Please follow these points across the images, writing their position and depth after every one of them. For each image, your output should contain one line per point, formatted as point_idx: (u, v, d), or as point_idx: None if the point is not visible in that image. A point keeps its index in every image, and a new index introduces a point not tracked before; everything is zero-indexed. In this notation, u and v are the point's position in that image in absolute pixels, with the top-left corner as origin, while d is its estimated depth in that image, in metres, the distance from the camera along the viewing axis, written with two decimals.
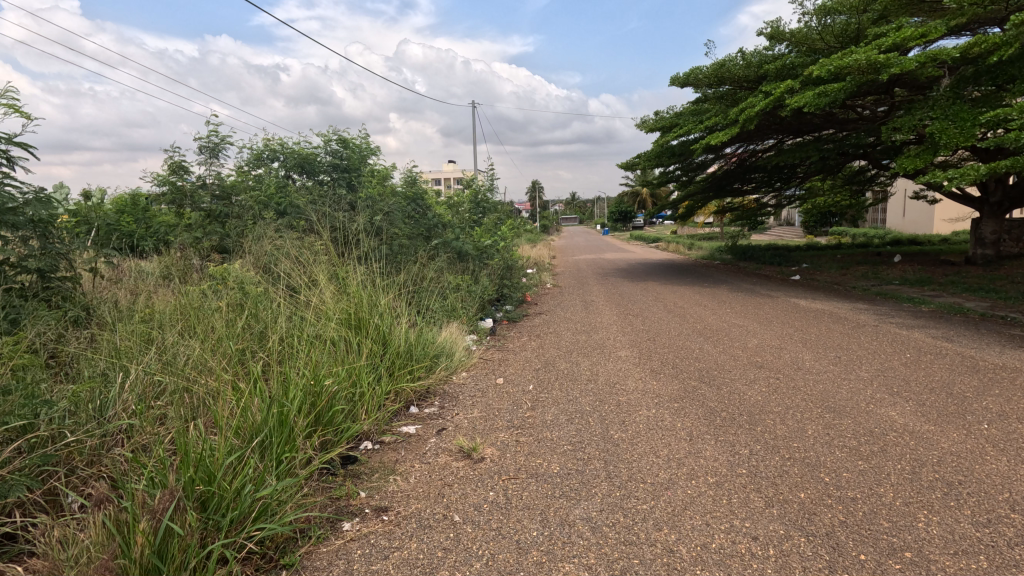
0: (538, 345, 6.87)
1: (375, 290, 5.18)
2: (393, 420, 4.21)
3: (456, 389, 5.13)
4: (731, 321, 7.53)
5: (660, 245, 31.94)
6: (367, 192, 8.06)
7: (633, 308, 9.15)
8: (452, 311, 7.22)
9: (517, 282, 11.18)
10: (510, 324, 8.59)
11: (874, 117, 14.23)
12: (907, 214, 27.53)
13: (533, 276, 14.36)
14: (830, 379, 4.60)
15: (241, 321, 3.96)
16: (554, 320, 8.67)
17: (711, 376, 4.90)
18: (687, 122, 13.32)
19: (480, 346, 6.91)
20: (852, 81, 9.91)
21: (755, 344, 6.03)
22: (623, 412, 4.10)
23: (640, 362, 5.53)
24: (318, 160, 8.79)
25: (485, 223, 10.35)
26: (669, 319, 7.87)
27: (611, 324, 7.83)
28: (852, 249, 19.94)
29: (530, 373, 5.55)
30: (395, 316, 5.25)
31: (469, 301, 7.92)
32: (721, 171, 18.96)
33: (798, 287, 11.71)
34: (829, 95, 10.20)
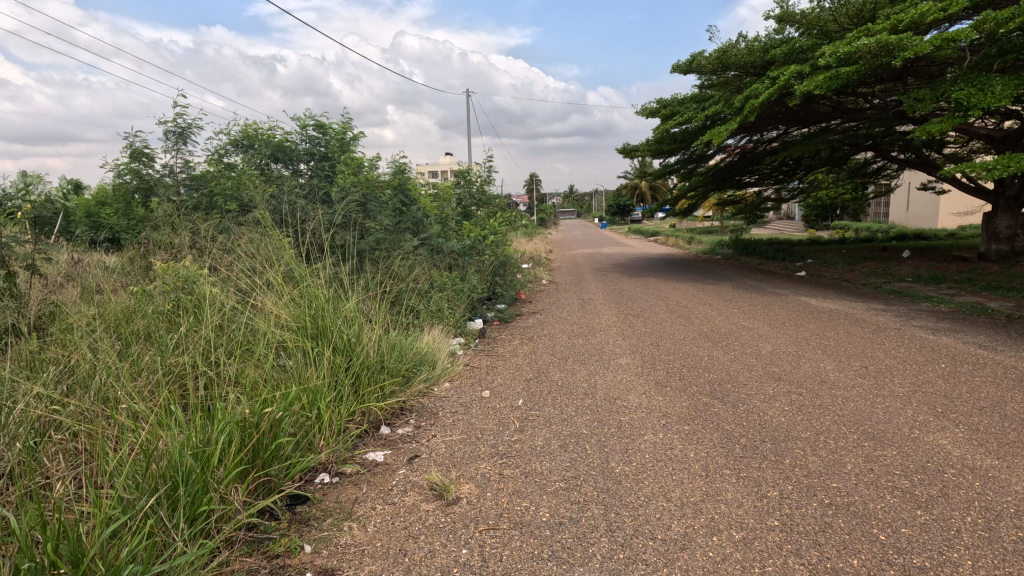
0: (529, 350, 6.29)
1: (344, 293, 4.58)
2: (358, 446, 3.63)
3: (436, 405, 4.54)
4: (739, 322, 6.95)
5: (659, 239, 31.37)
6: (346, 182, 7.44)
7: (632, 308, 8.58)
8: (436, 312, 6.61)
9: (511, 279, 10.58)
10: (501, 325, 8.01)
11: (884, 106, 13.61)
12: (911, 208, 26.94)
13: (528, 272, 13.77)
14: (861, 397, 4.03)
15: (176, 332, 3.38)
16: (548, 321, 8.10)
17: (723, 391, 4.32)
18: (688, 111, 12.67)
19: (466, 351, 6.33)
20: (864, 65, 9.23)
21: (769, 351, 5.44)
22: (625, 437, 3.52)
23: (643, 372, 4.95)
24: (294, 146, 8.15)
25: (475, 216, 9.73)
26: (672, 321, 7.29)
27: (610, 326, 7.24)
28: (857, 244, 19.38)
29: (519, 383, 4.98)
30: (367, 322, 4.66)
31: (456, 301, 7.35)
32: (722, 163, 18.34)
33: (806, 285, 11.15)
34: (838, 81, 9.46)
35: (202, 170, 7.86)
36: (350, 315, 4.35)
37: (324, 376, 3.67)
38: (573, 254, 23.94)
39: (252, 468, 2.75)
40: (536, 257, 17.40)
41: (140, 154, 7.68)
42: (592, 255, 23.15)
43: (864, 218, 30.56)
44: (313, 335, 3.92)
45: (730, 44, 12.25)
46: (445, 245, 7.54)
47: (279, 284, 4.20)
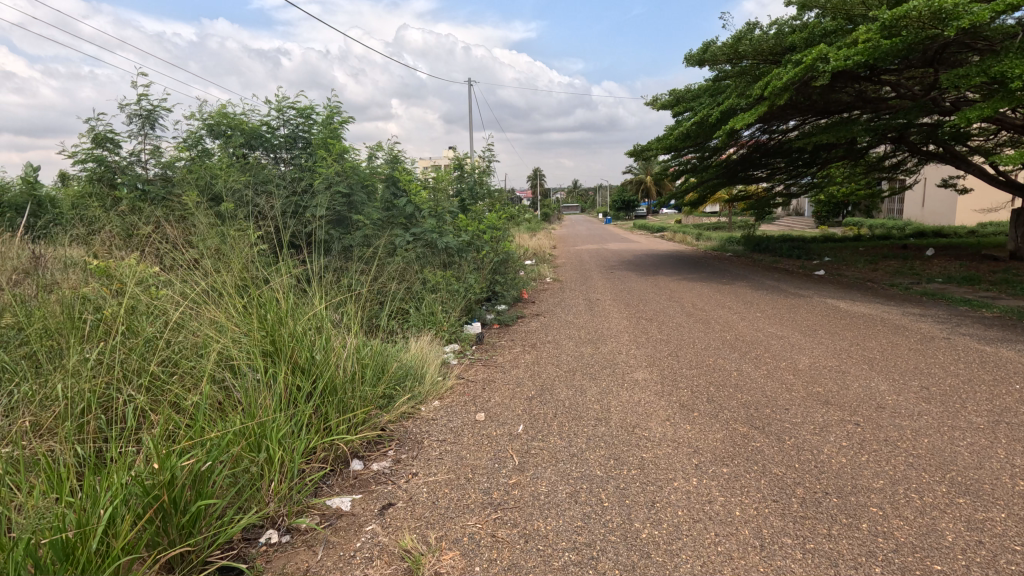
0: (532, 360, 5.60)
1: (313, 300, 3.90)
2: (319, 491, 2.95)
3: (422, 430, 3.86)
4: (765, 329, 6.25)
5: (665, 235, 30.60)
6: (329, 172, 6.75)
7: (645, 310, 7.87)
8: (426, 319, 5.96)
9: (512, 277, 9.90)
10: (500, 329, 7.33)
11: (910, 96, 12.81)
12: (927, 204, 26.07)
13: (531, 270, 13.07)
14: (933, 429, 3.31)
15: (87, 352, 2.72)
16: (552, 325, 7.41)
17: (762, 418, 3.62)
18: (702, 103, 11.86)
19: (460, 360, 5.65)
20: (907, 36, 8.50)
21: (806, 366, 4.74)
22: (650, 484, 2.84)
23: (663, 391, 4.27)
24: (272, 132, 7.47)
25: (473, 209, 9.01)
26: (690, 327, 6.59)
27: (621, 332, 6.55)
28: (874, 242, 18.58)
29: (520, 403, 4.30)
30: (340, 332, 3.98)
31: (452, 303, 6.67)
32: (735, 156, 17.56)
33: (828, 285, 10.42)
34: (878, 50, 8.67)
35: (175, 158, 7.22)
36: (316, 325, 3.65)
37: (278, 403, 2.99)
38: (578, 250, 23.26)
39: (162, 542, 2.07)
40: (540, 254, 16.72)
41: (103, 139, 7.05)
42: (597, 251, 22.45)
43: (876, 215, 29.71)
44: (268, 350, 3.22)
45: (746, 32, 11.39)
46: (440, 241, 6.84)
47: (231, 288, 3.49)
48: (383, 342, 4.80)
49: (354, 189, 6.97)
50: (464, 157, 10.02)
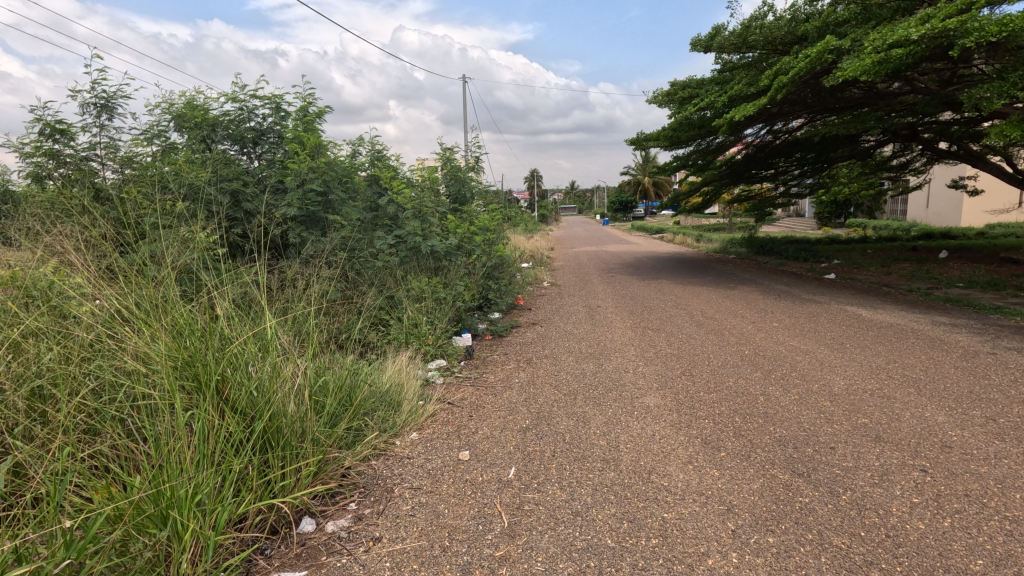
0: (527, 379, 4.95)
1: (261, 322, 3.25)
2: (251, 568, 2.30)
3: (394, 473, 3.21)
4: (785, 343, 5.64)
5: (664, 236, 30.02)
6: (303, 168, 6.11)
7: (651, 319, 7.26)
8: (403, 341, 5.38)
9: (507, 281, 9.29)
10: (493, 341, 6.70)
11: (924, 91, 12.21)
12: (932, 205, 25.56)
13: (528, 274, 12.45)
14: (1021, 480, 2.68)
15: None
16: (550, 336, 6.76)
17: (804, 462, 2.98)
18: (709, 92, 11.16)
19: (446, 380, 5.02)
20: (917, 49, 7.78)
21: (842, 390, 4.11)
22: (674, 561, 2.20)
23: (679, 422, 3.65)
24: (242, 125, 6.81)
25: (465, 209, 8.37)
26: (702, 340, 5.96)
27: (626, 345, 5.92)
28: (881, 244, 18.02)
29: (511, 436, 3.66)
30: (296, 358, 3.34)
31: (439, 312, 6.02)
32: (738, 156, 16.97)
33: (842, 291, 9.81)
34: (889, 65, 7.96)
35: (134, 154, 6.57)
36: (260, 352, 3.00)
37: (199, 456, 2.33)
38: (576, 251, 22.64)
39: None
40: (537, 256, 16.09)
41: (53, 132, 6.38)
42: (596, 253, 21.86)
43: (879, 215, 29.20)
44: (192, 386, 2.57)
45: (755, 19, 10.79)
46: (426, 245, 6.19)
47: (154, 307, 2.84)
48: (354, 364, 4.16)
49: (332, 189, 6.35)
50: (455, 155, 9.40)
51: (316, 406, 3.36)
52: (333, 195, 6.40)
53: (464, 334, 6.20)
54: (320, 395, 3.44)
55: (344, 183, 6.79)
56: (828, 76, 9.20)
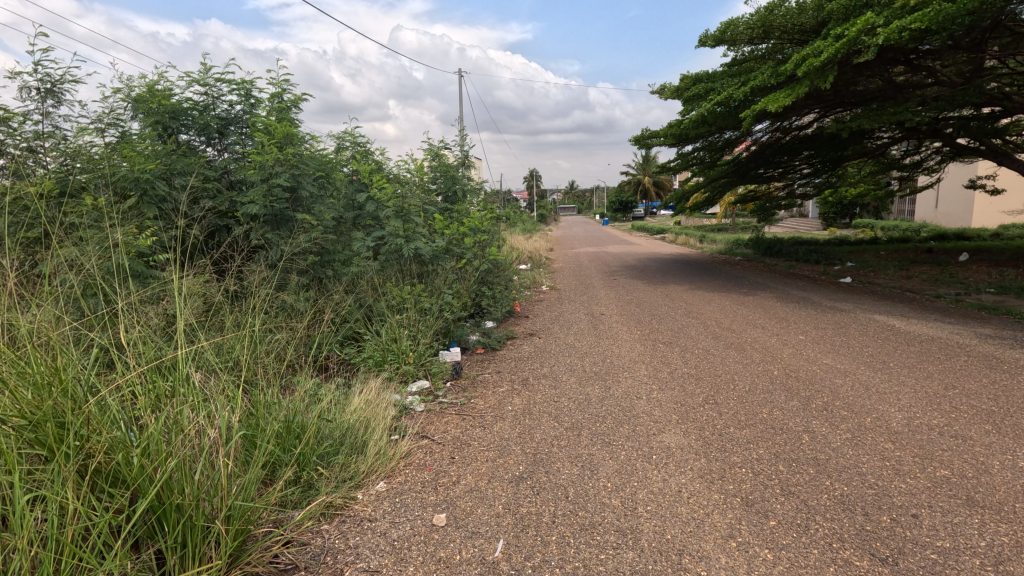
0: (521, 408, 4.22)
1: (172, 356, 2.50)
2: None
3: (345, 546, 2.49)
4: (819, 362, 4.93)
5: (666, 236, 29.29)
6: (272, 161, 5.39)
7: (661, 330, 6.56)
8: (382, 361, 4.72)
9: (503, 285, 8.60)
10: (485, 355, 6.01)
11: (947, 84, 11.51)
12: (941, 205, 24.94)
13: (525, 277, 11.75)
14: None
15: None
16: (549, 350, 6.04)
17: (886, 541, 2.26)
18: (725, 86, 10.29)
19: (428, 407, 4.32)
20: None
21: (902, 426, 3.40)
22: None
23: (710, 472, 2.94)
24: (204, 112, 6.08)
25: (456, 208, 7.68)
26: (723, 357, 5.25)
27: (636, 363, 5.20)
28: (894, 246, 17.31)
29: (501, 489, 2.95)
30: (220, 401, 2.59)
31: (424, 326, 5.29)
32: (746, 154, 16.26)
33: (863, 297, 9.10)
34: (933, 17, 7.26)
35: (82, 145, 5.82)
36: (164, 394, 2.27)
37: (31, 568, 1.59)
38: (575, 253, 21.84)
39: None
40: (535, 258, 15.33)
41: None
42: (597, 254, 21.04)
43: (886, 215, 28.58)
44: (43, 453, 1.82)
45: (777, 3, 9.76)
46: (408, 249, 5.45)
47: (8, 338, 2.07)
48: (311, 397, 3.44)
49: (303, 185, 5.62)
50: (445, 150, 8.68)
51: (249, 458, 2.63)
52: (305, 192, 5.67)
53: (453, 348, 5.47)
54: (255, 444, 2.71)
55: (318, 179, 6.06)
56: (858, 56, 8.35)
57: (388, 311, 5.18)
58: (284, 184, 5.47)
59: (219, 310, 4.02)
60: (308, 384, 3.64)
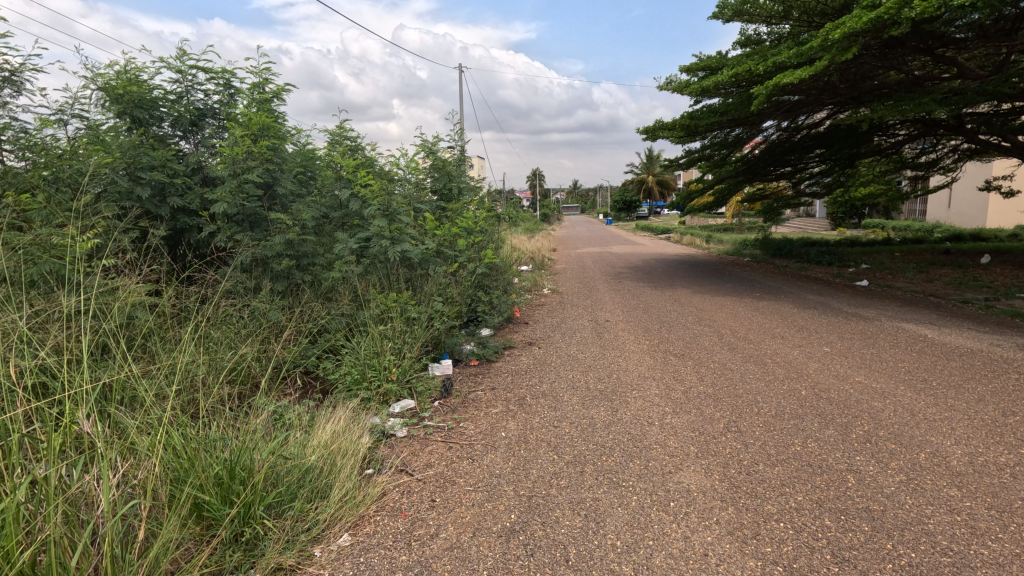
0: (517, 435, 3.70)
1: (73, 406, 2.09)
2: None
3: None
4: (851, 380, 4.39)
5: (671, 237, 28.73)
6: (245, 153, 4.90)
7: (672, 340, 6.04)
8: (361, 379, 4.22)
9: (501, 288, 8.10)
10: (479, 368, 5.51)
11: (972, 76, 10.93)
12: (954, 205, 24.34)
13: (526, 280, 11.23)
14: None
15: None
16: (549, 363, 5.53)
17: None
18: (738, 65, 9.67)
19: (411, 433, 3.82)
20: None
21: (966, 465, 2.88)
22: None
23: (742, 526, 2.44)
24: (178, 103, 5.55)
25: (451, 207, 7.19)
26: (741, 374, 4.73)
27: (646, 380, 4.68)
28: (908, 247, 16.73)
29: (489, 546, 2.44)
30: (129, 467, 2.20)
31: (410, 338, 4.78)
32: (755, 152, 15.69)
33: (886, 302, 8.54)
34: None
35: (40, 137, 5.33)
36: (41, 455, 1.84)
37: None
38: (579, 253, 21.30)
39: None
40: (537, 259, 14.82)
41: None
42: (600, 255, 20.53)
43: (897, 216, 27.99)
44: None
45: None
46: (394, 252, 4.92)
47: None
48: (266, 430, 2.94)
49: (279, 182, 5.13)
50: (440, 145, 8.17)
51: (167, 520, 2.14)
52: (281, 189, 5.17)
53: (444, 362, 4.98)
54: (181, 498, 2.21)
55: (297, 174, 5.56)
56: (888, 30, 7.73)
57: (370, 319, 4.68)
58: (258, 181, 4.98)
59: (167, 333, 3.55)
60: (265, 416, 3.14)
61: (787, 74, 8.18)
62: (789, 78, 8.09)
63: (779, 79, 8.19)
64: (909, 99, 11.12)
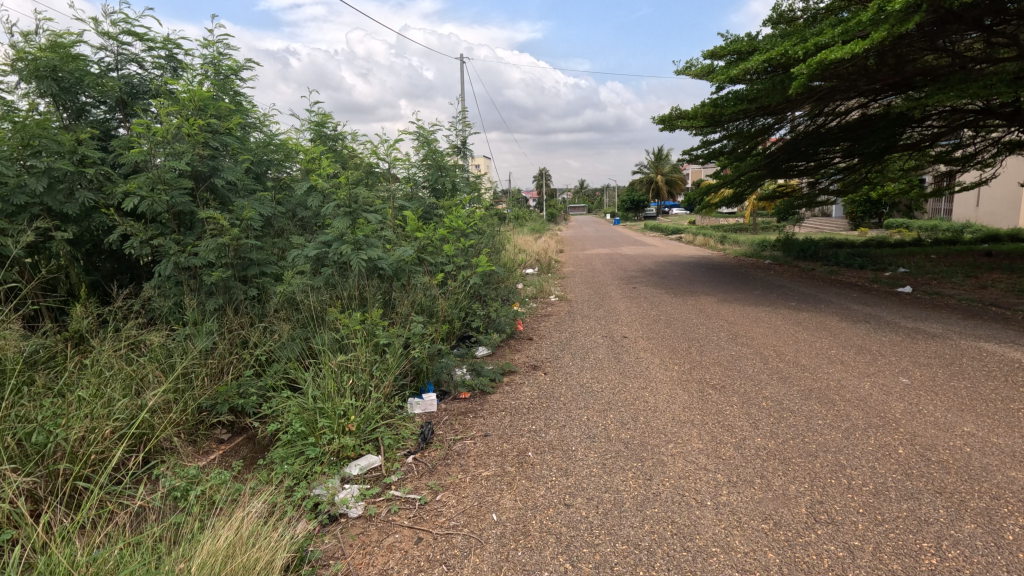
0: (514, 520, 2.64)
1: None
2: None
3: None
4: (960, 432, 3.31)
5: (683, 237, 27.53)
6: (172, 135, 3.90)
7: (705, 366, 4.97)
8: (307, 432, 3.20)
9: (501, 296, 7.07)
10: (469, 401, 4.48)
11: None
12: (983, 204, 23.11)
13: (531, 286, 10.17)
14: None
15: None
16: (558, 396, 4.46)
17: None
18: (770, 44, 8.59)
19: (367, 511, 2.79)
20: None
21: None
22: None
23: None
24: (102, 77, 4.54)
25: (441, 205, 6.17)
26: (808, 421, 3.63)
27: (684, 427, 3.62)
28: (943, 248, 15.55)
29: None
30: None
31: (381, 371, 3.75)
32: (779, 146, 14.56)
33: (945, 313, 7.42)
34: None
35: None
36: None
37: None
38: (588, 254, 20.30)
39: None
40: (543, 261, 13.75)
41: None
42: (610, 256, 19.46)
43: (919, 215, 26.73)
44: None
45: None
46: (359, 260, 3.89)
47: None
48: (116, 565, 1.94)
49: (220, 170, 4.11)
50: (433, 135, 7.15)
51: None
52: (222, 181, 4.15)
53: (425, 397, 4.16)
54: None
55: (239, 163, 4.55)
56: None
57: (327, 350, 3.67)
58: (189, 170, 3.97)
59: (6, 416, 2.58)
60: (131, 539, 2.14)
61: (834, 49, 7.03)
62: (837, 53, 6.95)
63: (824, 54, 7.03)
64: (957, 83, 10.00)
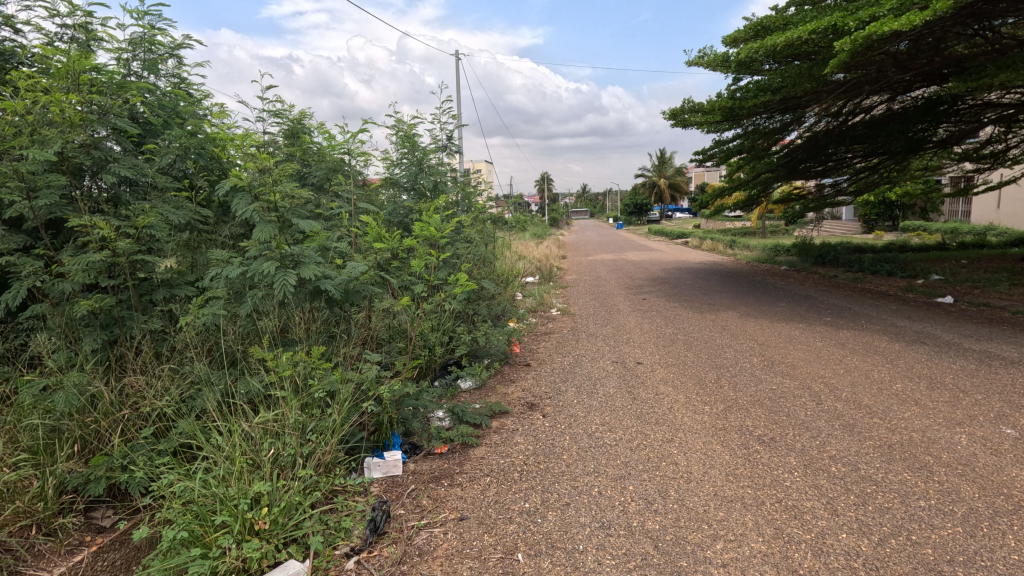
0: None
1: None
2: None
3: None
4: None
5: (689, 242, 26.57)
6: (46, 110, 2.93)
7: (743, 408, 3.98)
8: (193, 535, 2.21)
9: (494, 313, 6.09)
10: (444, 458, 3.49)
11: None
12: (1005, 206, 22.03)
13: (531, 298, 9.21)
14: None
15: None
16: (559, 452, 3.47)
17: None
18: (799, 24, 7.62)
19: None
20: None
21: None
22: None
23: None
24: None
25: (421, 208, 5.20)
26: (904, 501, 2.64)
27: (733, 511, 2.63)
28: (973, 252, 14.53)
29: None
30: None
31: (317, 434, 2.75)
32: (797, 144, 13.59)
33: (1011, 331, 6.39)
34: None
35: None
36: None
37: None
38: (591, 260, 19.41)
39: None
40: (545, 269, 12.80)
41: None
42: (616, 262, 18.45)
43: (936, 218, 25.65)
44: None
45: None
46: (291, 283, 2.90)
47: None
48: None
49: (113, 163, 3.18)
50: (415, 129, 6.19)
51: None
52: (119, 176, 3.20)
53: (387, 456, 3.22)
54: None
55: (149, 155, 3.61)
56: None
57: (240, 412, 2.69)
58: (70, 162, 3.00)
59: None
60: None
61: (879, 23, 6.05)
62: (882, 28, 5.98)
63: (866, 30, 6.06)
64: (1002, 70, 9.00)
